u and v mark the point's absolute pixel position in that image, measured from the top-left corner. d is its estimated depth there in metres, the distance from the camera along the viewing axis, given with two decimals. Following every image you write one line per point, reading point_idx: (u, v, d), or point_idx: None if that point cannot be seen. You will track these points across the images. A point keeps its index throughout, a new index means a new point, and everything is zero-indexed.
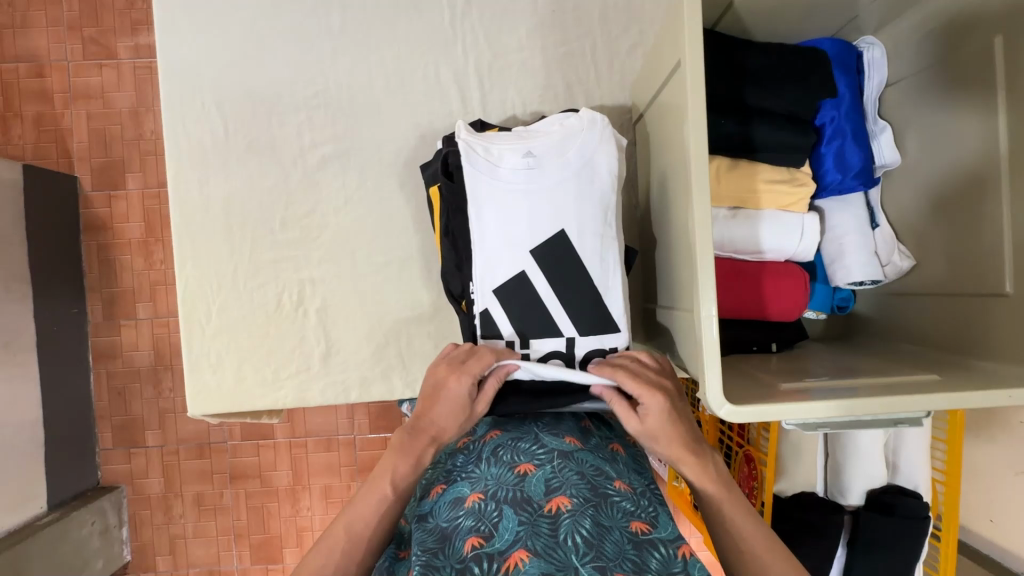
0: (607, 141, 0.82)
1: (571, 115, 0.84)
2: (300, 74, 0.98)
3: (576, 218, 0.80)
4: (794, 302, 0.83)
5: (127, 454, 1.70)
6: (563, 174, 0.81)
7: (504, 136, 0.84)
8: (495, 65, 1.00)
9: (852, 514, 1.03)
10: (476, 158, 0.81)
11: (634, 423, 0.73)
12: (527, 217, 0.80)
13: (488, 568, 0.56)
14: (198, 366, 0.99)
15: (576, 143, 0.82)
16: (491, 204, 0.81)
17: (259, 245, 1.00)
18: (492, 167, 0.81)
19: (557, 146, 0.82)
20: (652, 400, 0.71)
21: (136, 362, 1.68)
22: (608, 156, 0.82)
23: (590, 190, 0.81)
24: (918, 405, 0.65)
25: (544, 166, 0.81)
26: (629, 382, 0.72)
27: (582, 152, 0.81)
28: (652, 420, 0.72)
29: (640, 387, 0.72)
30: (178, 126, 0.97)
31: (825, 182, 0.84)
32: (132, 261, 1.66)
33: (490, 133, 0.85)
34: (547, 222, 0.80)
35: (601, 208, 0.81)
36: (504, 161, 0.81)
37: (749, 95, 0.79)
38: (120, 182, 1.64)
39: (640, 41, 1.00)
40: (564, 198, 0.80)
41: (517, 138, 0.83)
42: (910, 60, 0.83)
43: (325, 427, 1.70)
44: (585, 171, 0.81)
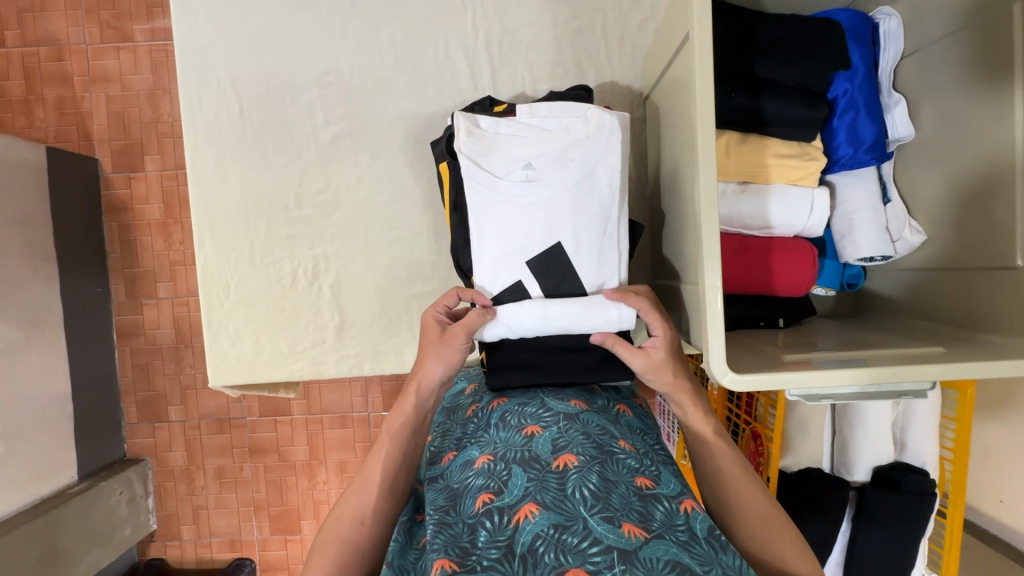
0: (613, 154, 0.82)
1: (576, 122, 0.83)
2: (312, 53, 1.00)
3: (574, 231, 0.80)
4: (802, 277, 0.84)
5: (151, 428, 1.76)
6: (565, 184, 0.80)
7: (510, 140, 0.83)
8: (505, 42, 1.00)
9: (857, 490, 1.04)
10: (476, 171, 0.81)
11: (632, 342, 0.75)
12: (525, 230, 0.80)
13: (499, 521, 0.58)
14: (218, 339, 1.03)
15: (578, 155, 0.81)
16: (491, 216, 0.81)
17: (274, 222, 1.02)
18: (492, 179, 0.81)
19: (557, 157, 0.81)
20: (653, 321, 0.76)
21: (158, 340, 1.74)
22: (609, 168, 0.82)
23: (590, 204, 0.81)
24: (923, 374, 0.66)
25: (545, 177, 0.81)
26: (635, 299, 0.77)
27: (584, 164, 0.81)
28: (649, 342, 0.76)
29: (643, 305, 0.77)
30: (193, 105, 0.99)
31: (837, 156, 0.83)
32: (152, 242, 1.71)
33: (489, 134, 0.84)
34: (545, 231, 0.80)
35: (600, 222, 0.81)
36: (505, 174, 0.81)
37: (760, 67, 0.78)
38: (139, 164, 1.68)
39: (651, 15, 0.99)
40: (563, 210, 0.80)
41: (520, 142, 0.82)
42: (928, 29, 0.82)
43: (340, 405, 1.75)
44: (585, 184, 0.81)
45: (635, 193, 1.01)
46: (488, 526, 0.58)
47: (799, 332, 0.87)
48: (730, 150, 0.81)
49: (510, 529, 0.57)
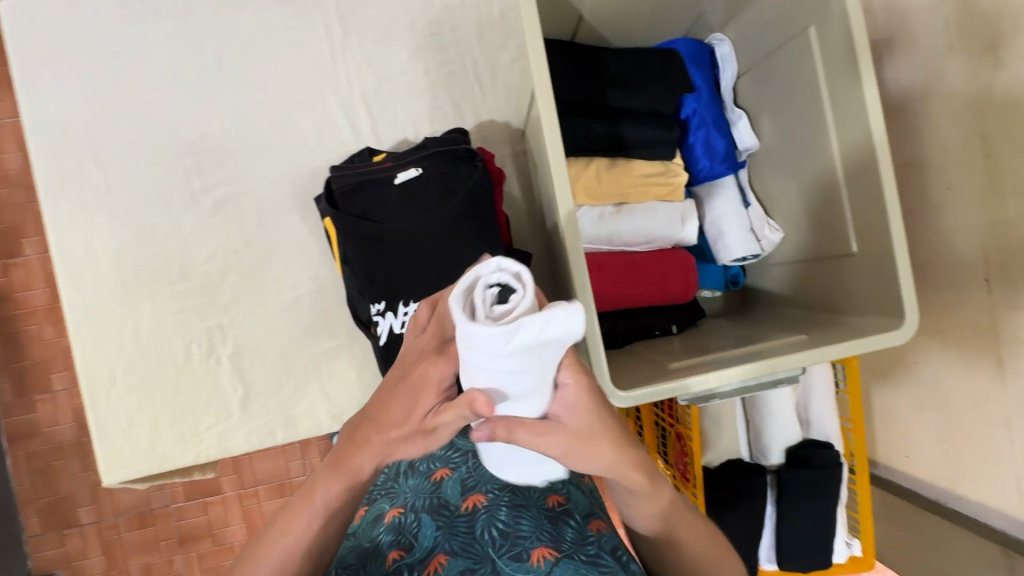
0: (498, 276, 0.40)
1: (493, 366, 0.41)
2: (182, 120, 0.97)
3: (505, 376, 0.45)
4: (685, 285, 0.89)
5: (60, 537, 1.58)
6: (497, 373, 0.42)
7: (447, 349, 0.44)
8: (382, 91, 1.02)
9: (775, 473, 1.10)
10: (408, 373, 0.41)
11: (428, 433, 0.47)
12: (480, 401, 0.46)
13: None
14: (109, 432, 0.95)
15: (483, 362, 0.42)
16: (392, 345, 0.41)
17: (160, 298, 0.97)
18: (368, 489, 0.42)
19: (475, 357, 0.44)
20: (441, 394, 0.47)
21: (58, 438, 1.58)
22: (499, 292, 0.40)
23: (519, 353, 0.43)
24: (788, 363, 0.72)
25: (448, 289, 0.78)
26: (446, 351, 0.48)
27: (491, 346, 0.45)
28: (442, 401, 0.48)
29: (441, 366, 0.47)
30: (55, 186, 0.93)
31: (698, 169, 0.90)
32: (39, 331, 1.56)
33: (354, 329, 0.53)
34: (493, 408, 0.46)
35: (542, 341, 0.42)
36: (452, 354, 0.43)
37: (615, 98, 0.85)
38: (15, 248, 1.54)
39: (519, 53, 1.04)
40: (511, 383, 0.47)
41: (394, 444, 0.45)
42: (752, 50, 0.91)
43: (276, 473, 1.65)
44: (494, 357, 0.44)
45: (528, 224, 1.04)
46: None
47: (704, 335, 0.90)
48: (601, 174, 0.86)
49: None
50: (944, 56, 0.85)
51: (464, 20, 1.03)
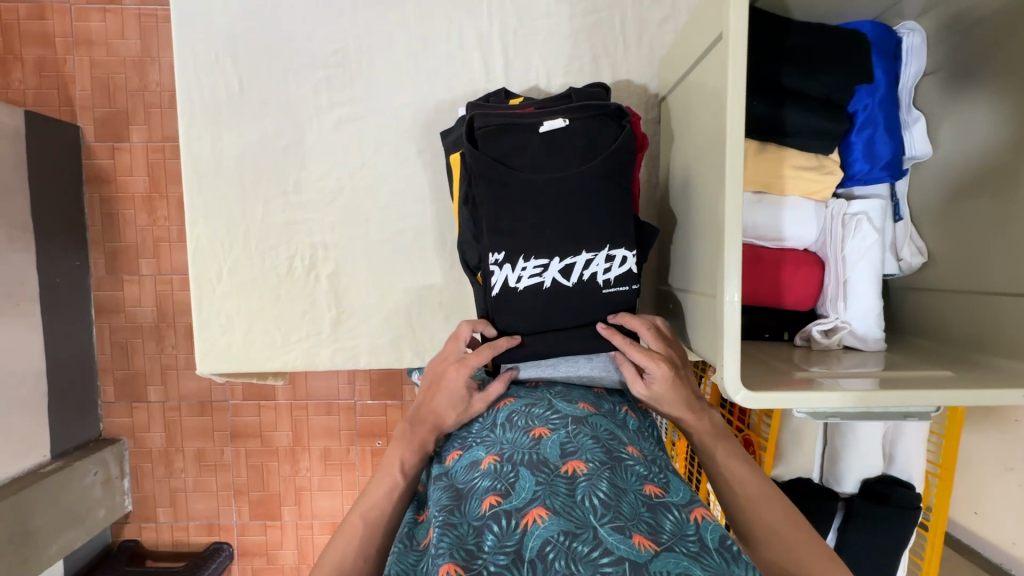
0: None
1: None
2: (317, 30, 0.95)
3: None
4: (810, 291, 0.83)
5: (130, 408, 1.71)
6: None
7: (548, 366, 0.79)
8: (521, 32, 0.97)
9: (845, 502, 1.06)
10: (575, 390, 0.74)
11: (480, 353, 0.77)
12: None
13: (506, 525, 0.56)
14: (207, 324, 0.99)
15: None
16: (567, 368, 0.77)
17: (271, 206, 0.99)
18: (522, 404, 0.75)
19: None
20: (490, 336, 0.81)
21: (139, 318, 1.68)
22: None
23: None
24: (931, 398, 0.66)
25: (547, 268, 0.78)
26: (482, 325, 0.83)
27: None
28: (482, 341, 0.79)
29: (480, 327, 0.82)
30: (190, 78, 0.94)
31: (852, 171, 0.82)
32: (135, 216, 1.64)
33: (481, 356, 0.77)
34: None
35: None
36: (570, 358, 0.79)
37: (785, 77, 0.77)
38: (124, 134, 1.61)
39: (671, 13, 0.96)
40: None
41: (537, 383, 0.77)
42: (953, 49, 0.81)
43: (326, 392, 1.72)
44: None
45: (645, 197, 1.00)
46: (495, 531, 0.55)
47: (823, 347, 0.82)
48: (748, 158, 0.80)
49: (517, 533, 0.54)
50: None
51: None
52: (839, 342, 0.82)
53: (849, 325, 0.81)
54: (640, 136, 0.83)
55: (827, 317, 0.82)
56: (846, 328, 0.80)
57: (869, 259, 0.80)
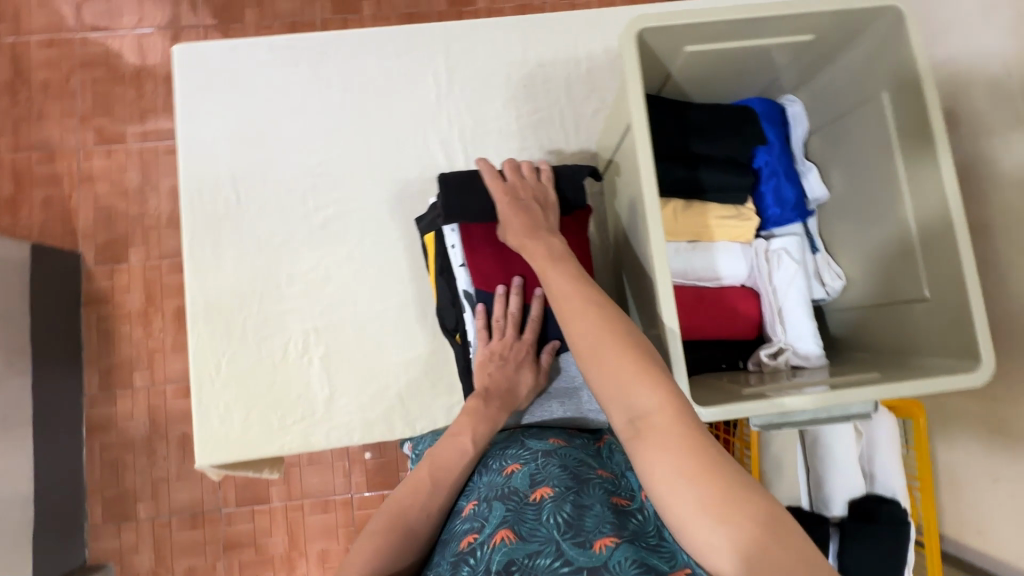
0: None
1: None
2: (303, 148, 1.12)
3: None
4: (752, 322, 0.94)
5: (118, 529, 1.67)
6: None
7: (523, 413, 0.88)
8: (476, 133, 1.15)
9: (838, 526, 1.07)
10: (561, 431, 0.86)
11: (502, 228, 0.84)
12: None
13: (480, 552, 0.60)
14: (207, 416, 1.05)
15: None
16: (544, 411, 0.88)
17: (266, 299, 1.09)
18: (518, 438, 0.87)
19: None
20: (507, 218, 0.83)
21: (131, 432, 1.70)
22: None
23: None
24: (860, 395, 0.74)
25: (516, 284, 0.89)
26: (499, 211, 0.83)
27: None
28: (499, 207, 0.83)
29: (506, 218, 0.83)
30: (194, 196, 1.09)
31: (768, 215, 0.97)
32: (131, 331, 1.72)
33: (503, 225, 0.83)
34: None
35: None
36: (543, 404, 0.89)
37: (695, 146, 0.93)
38: (123, 256, 1.73)
39: (601, 106, 1.16)
40: None
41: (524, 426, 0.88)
42: (826, 111, 0.98)
43: (322, 487, 1.70)
44: None
45: (599, 255, 1.12)
46: (472, 561, 0.60)
47: (772, 369, 0.91)
48: (678, 214, 0.93)
49: (487, 555, 0.59)
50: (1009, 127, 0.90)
51: (554, 74, 1.16)
52: (787, 364, 0.92)
53: (791, 347, 0.91)
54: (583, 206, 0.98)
55: (773, 341, 0.92)
56: (789, 349, 0.90)
57: (797, 290, 0.91)
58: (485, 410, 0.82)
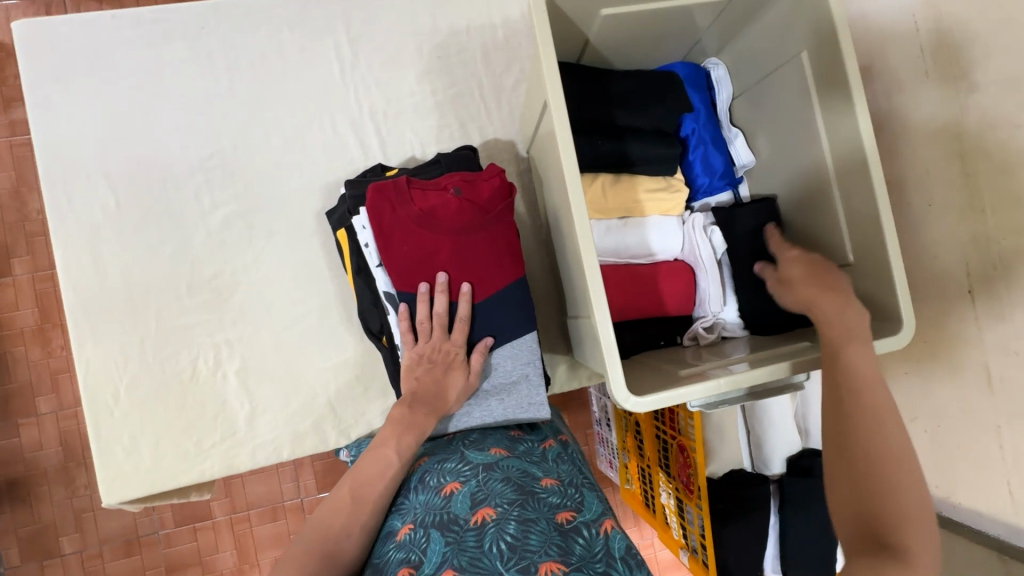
0: None
1: None
2: (192, 137, 0.98)
3: None
4: (688, 296, 0.92)
5: (40, 567, 1.52)
6: None
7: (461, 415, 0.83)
8: (390, 112, 1.05)
9: (778, 482, 1.12)
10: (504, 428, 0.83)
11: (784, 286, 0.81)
12: None
13: None
14: (110, 449, 0.94)
15: None
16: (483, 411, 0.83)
17: (166, 313, 0.97)
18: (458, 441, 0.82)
19: None
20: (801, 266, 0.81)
21: (41, 463, 1.53)
22: None
23: None
24: (792, 369, 0.74)
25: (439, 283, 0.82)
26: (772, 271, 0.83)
27: None
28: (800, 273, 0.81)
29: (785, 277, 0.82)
30: (63, 202, 0.94)
31: (698, 185, 0.95)
32: (27, 352, 1.52)
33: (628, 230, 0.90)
34: None
35: None
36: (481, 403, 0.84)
37: (620, 117, 0.89)
38: (4, 268, 1.51)
39: (523, 76, 1.08)
40: None
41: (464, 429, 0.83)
42: (748, 74, 0.95)
43: (268, 496, 1.61)
44: None
45: (530, 236, 1.06)
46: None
47: (709, 342, 0.92)
48: (606, 192, 0.90)
49: None
50: (910, 82, 0.91)
51: (470, 44, 1.07)
52: (719, 335, 0.93)
53: (723, 320, 0.92)
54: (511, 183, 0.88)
55: (705, 315, 0.92)
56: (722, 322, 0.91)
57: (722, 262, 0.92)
58: (410, 416, 0.76)
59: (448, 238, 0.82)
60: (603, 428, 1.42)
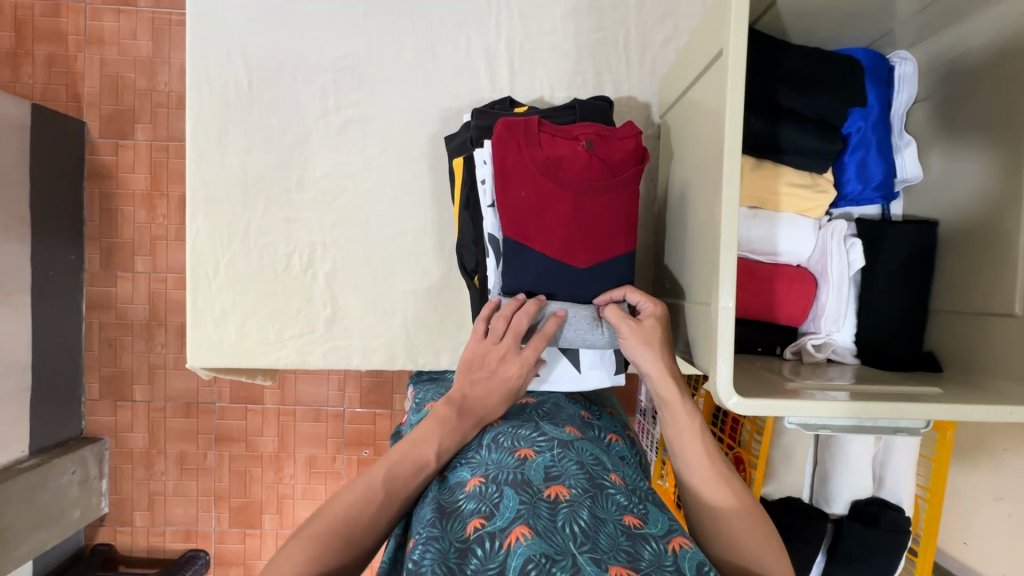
0: None
1: None
2: (330, 33, 0.98)
3: None
4: (803, 307, 0.84)
5: (113, 407, 1.68)
6: None
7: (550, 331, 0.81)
8: (527, 46, 0.99)
9: (834, 522, 1.05)
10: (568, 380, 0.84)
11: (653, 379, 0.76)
12: None
13: (491, 547, 0.55)
14: (201, 317, 0.99)
15: None
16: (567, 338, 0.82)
17: (274, 202, 1.00)
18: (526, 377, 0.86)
19: None
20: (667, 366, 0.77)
21: (130, 316, 1.66)
22: None
23: None
24: (920, 413, 0.66)
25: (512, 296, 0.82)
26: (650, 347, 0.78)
27: None
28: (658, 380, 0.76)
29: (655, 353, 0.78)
30: (202, 73, 0.96)
31: (846, 191, 0.84)
32: (135, 213, 1.64)
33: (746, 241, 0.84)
34: None
35: None
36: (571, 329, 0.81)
37: (784, 96, 0.79)
38: (128, 131, 1.62)
39: (674, 34, 1.00)
40: None
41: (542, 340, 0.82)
42: (946, 76, 0.83)
43: (316, 398, 1.69)
44: None
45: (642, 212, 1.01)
46: (479, 554, 0.55)
47: (813, 360, 0.85)
48: (745, 174, 0.82)
49: (500, 554, 0.54)
50: None
51: None
52: (827, 356, 0.85)
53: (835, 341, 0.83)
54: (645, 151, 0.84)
55: (817, 332, 0.84)
56: (834, 344, 0.83)
57: (851, 278, 0.83)
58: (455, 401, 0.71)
59: (570, 193, 0.78)
60: (647, 419, 1.34)
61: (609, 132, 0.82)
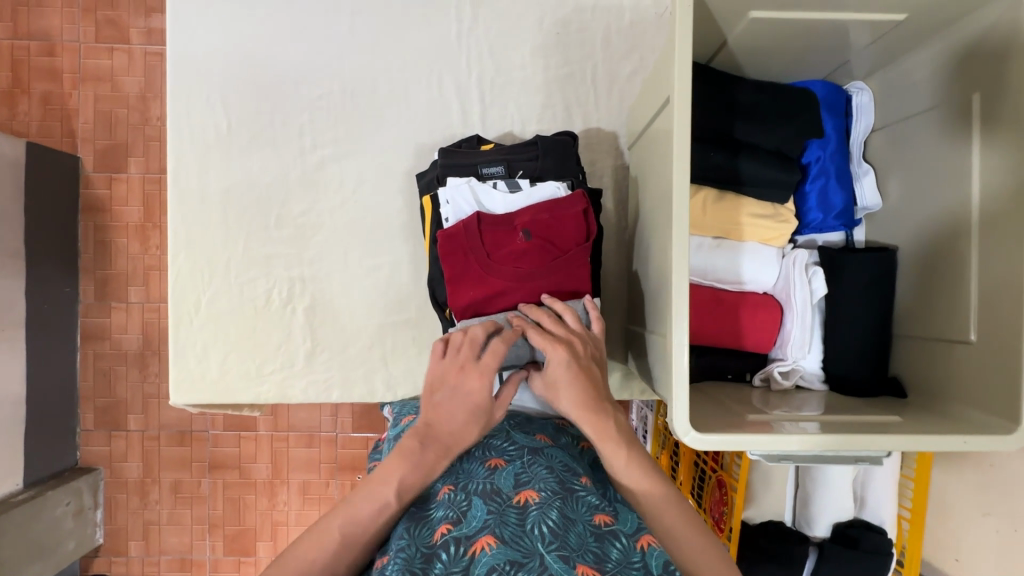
0: None
1: None
2: (306, 74, 1.01)
3: None
4: (770, 334, 0.85)
5: (107, 437, 1.69)
6: None
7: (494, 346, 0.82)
8: (498, 81, 1.02)
9: (817, 545, 1.05)
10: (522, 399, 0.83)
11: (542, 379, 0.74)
12: None
13: (455, 553, 0.57)
14: (184, 353, 1.01)
15: None
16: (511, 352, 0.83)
17: (254, 239, 1.02)
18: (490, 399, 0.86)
19: None
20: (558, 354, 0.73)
21: (124, 345, 1.68)
22: None
23: None
24: (882, 443, 0.67)
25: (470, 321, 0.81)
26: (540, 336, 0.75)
27: None
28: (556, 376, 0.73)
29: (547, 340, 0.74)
30: (183, 116, 0.99)
31: (808, 220, 0.86)
32: (128, 245, 1.67)
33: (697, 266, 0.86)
34: None
35: None
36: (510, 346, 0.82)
37: (739, 129, 0.81)
38: (122, 165, 1.65)
39: (640, 66, 1.02)
40: None
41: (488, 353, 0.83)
42: (901, 105, 0.85)
43: (308, 423, 1.70)
44: None
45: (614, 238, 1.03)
46: (444, 558, 0.56)
47: (782, 387, 0.85)
48: (707, 207, 0.84)
49: (464, 562, 0.55)
50: None
51: (594, 22, 1.02)
52: (795, 382, 0.86)
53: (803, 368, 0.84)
54: (589, 225, 0.85)
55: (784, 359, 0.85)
56: (801, 370, 0.84)
57: (815, 304, 0.85)
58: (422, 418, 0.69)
59: (514, 285, 0.81)
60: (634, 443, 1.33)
61: (548, 213, 0.83)
